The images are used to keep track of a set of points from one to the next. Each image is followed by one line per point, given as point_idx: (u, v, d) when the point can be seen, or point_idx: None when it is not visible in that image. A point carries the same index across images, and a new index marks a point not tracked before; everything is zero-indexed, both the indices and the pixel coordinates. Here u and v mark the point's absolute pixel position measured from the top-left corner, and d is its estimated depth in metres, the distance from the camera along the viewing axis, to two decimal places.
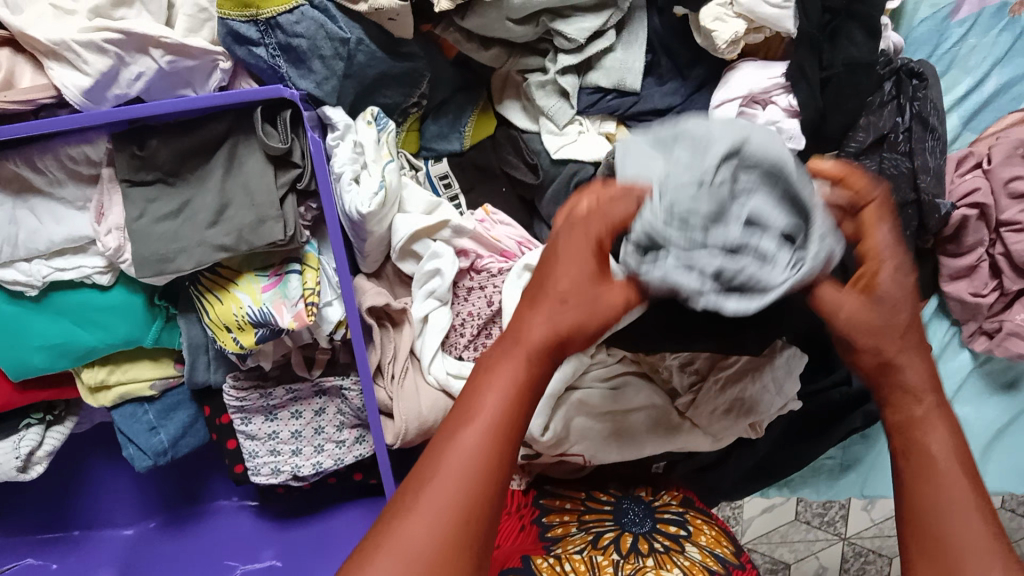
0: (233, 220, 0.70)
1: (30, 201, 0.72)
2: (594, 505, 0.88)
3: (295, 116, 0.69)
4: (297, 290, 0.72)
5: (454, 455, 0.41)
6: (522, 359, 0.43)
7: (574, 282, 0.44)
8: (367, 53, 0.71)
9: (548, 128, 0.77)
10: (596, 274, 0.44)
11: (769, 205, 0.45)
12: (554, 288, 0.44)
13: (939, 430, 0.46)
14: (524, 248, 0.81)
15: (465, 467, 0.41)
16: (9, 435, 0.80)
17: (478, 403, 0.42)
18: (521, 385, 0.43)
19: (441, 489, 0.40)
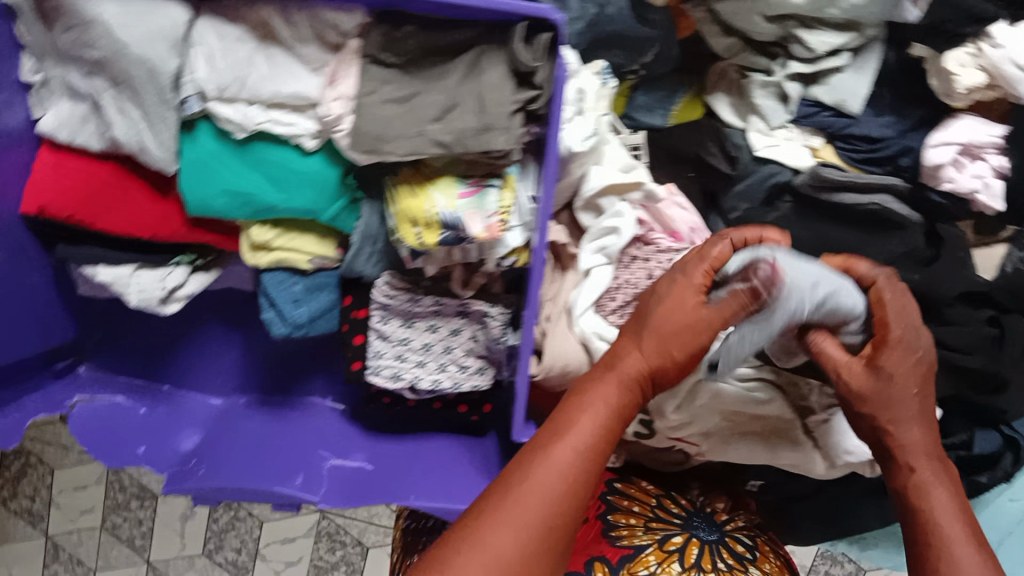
0: (456, 121, 0.72)
1: (268, 49, 0.73)
2: (663, 514, 0.86)
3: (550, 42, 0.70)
4: (494, 204, 0.75)
5: (559, 455, 0.60)
6: (617, 389, 0.65)
7: (679, 324, 0.65)
8: (618, 7, 0.75)
9: (758, 127, 0.79)
10: (693, 309, 0.65)
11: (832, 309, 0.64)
12: (653, 329, 0.66)
13: (936, 492, 0.64)
14: (695, 234, 0.83)
15: (568, 462, 0.59)
16: (158, 267, 0.81)
17: (571, 426, 0.62)
18: (608, 412, 0.63)
19: (541, 480, 0.58)
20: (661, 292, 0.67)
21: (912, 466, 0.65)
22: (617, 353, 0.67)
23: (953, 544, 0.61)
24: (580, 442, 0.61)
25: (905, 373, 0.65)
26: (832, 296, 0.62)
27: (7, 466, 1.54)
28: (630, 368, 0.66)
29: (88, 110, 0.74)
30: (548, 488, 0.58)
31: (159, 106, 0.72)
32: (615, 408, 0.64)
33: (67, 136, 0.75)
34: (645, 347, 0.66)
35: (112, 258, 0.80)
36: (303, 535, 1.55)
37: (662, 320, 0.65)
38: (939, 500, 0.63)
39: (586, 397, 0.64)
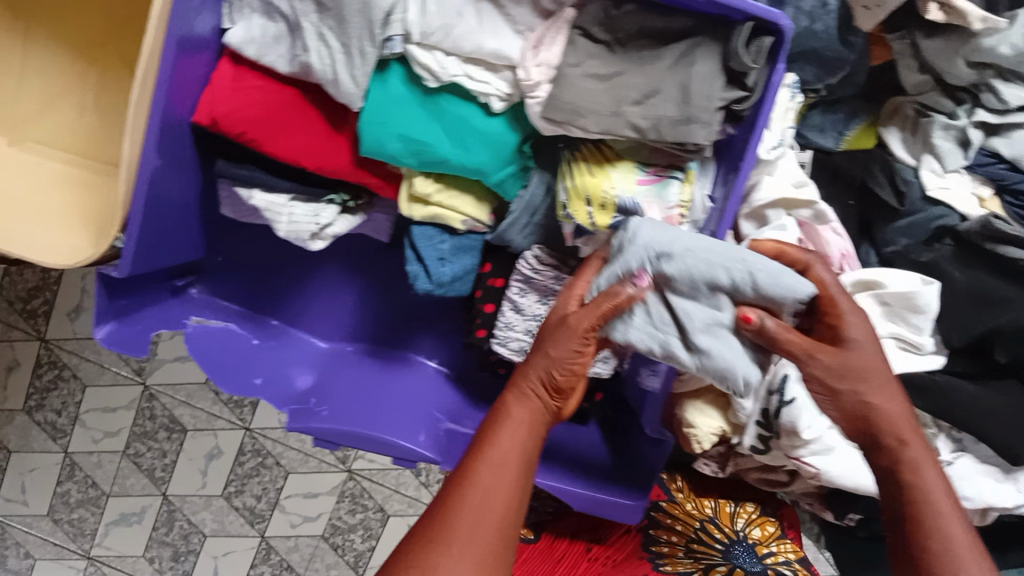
0: (657, 108, 0.71)
1: (481, 5, 0.73)
2: (706, 538, 0.94)
3: (770, 47, 0.70)
4: (675, 197, 0.75)
5: (493, 480, 0.65)
6: (523, 404, 0.70)
7: (555, 348, 0.69)
8: (825, 25, 0.75)
9: (931, 168, 0.80)
10: (562, 319, 0.70)
11: (697, 308, 0.66)
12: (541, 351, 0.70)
13: (927, 469, 0.66)
14: (844, 261, 0.82)
15: (506, 478, 0.65)
16: (312, 202, 0.80)
17: (489, 448, 0.67)
18: (525, 436, 0.69)
19: (475, 502, 0.64)
20: (549, 329, 0.71)
21: (905, 442, 0.67)
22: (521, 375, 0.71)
23: (939, 511, 0.65)
24: (504, 459, 0.67)
25: (867, 352, 0.67)
26: (669, 257, 0.65)
27: (38, 376, 1.50)
28: (534, 385, 0.70)
29: (285, 31, 0.73)
30: (483, 507, 0.64)
31: (363, 40, 0.71)
32: (530, 426, 0.70)
33: (254, 53, 0.73)
34: (536, 365, 0.70)
35: (271, 183, 0.78)
36: (327, 492, 1.51)
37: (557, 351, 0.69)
38: (928, 475, 0.66)
39: (503, 421, 0.69)
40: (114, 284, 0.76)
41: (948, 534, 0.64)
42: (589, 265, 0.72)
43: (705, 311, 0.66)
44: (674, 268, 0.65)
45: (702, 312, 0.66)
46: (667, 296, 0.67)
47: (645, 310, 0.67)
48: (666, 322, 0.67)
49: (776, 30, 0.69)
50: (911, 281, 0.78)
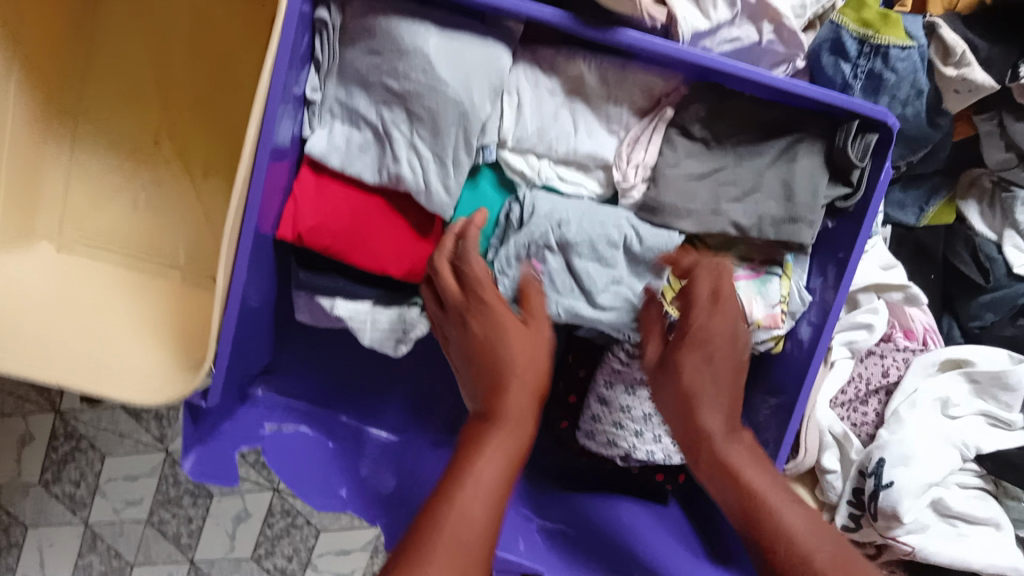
0: (759, 205, 0.68)
1: (574, 105, 0.71)
2: None
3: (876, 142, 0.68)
4: (776, 293, 0.73)
5: (470, 501, 0.52)
6: (516, 408, 0.58)
7: (538, 343, 0.61)
8: (917, 110, 0.73)
9: (1015, 243, 0.80)
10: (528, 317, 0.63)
11: (589, 265, 0.71)
12: (524, 342, 0.61)
13: (751, 467, 0.59)
14: (927, 335, 0.84)
15: (489, 495, 0.53)
16: (394, 306, 0.77)
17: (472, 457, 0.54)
18: (515, 441, 0.56)
19: (460, 523, 0.51)
20: (503, 321, 0.61)
21: (706, 436, 0.61)
22: (486, 398, 0.59)
23: (774, 512, 0.56)
24: (490, 468, 0.54)
25: (697, 357, 0.62)
26: (568, 224, 0.70)
27: (52, 448, 1.14)
28: (506, 410, 0.57)
29: (373, 140, 0.71)
30: (467, 525, 0.51)
31: (460, 148, 0.69)
32: (522, 432, 0.57)
33: (338, 163, 0.71)
34: (521, 357, 0.60)
35: (354, 292, 0.76)
36: (360, 548, 1.18)
37: (519, 357, 0.60)
38: (752, 469, 0.58)
39: (469, 453, 0.55)
40: (200, 412, 0.73)
41: (803, 547, 0.54)
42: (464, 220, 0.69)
43: (592, 255, 0.71)
44: (573, 231, 0.70)
45: (595, 267, 0.71)
46: (569, 259, 0.71)
47: (546, 267, 0.71)
48: (570, 284, 0.71)
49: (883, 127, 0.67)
50: (1001, 359, 0.80)
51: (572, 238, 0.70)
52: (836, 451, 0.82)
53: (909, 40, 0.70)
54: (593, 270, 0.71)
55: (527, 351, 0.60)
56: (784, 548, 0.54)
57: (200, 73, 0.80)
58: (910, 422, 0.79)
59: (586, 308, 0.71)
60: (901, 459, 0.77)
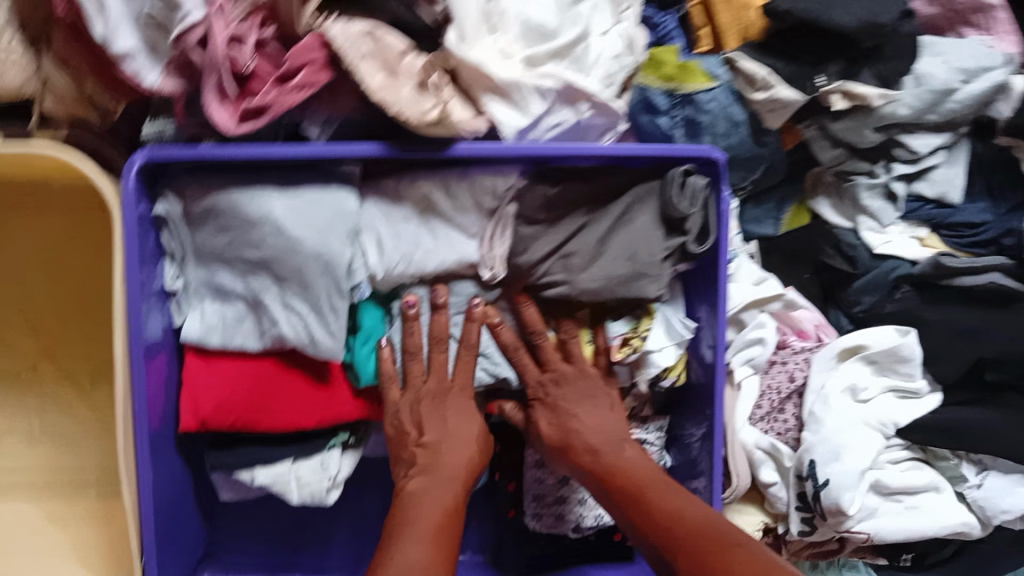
0: (606, 269, 0.74)
1: (430, 222, 0.72)
2: None
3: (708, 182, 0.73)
4: (619, 330, 0.77)
5: (416, 514, 0.65)
6: (448, 468, 0.71)
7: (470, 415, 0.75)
8: (741, 137, 0.78)
9: (869, 226, 0.85)
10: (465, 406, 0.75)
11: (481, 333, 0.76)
12: (465, 420, 0.75)
13: (631, 463, 0.72)
14: (820, 331, 0.87)
15: (437, 518, 0.65)
16: (313, 456, 0.77)
17: (410, 495, 0.68)
18: (453, 492, 0.69)
19: (414, 531, 0.63)
20: (447, 408, 0.74)
21: (597, 450, 0.74)
22: (427, 462, 0.72)
23: (645, 491, 0.68)
24: (430, 499, 0.67)
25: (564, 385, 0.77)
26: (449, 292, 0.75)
27: None
28: (443, 473, 0.71)
29: (246, 310, 0.71)
30: (419, 532, 0.63)
31: (334, 296, 0.69)
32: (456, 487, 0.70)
33: (219, 340, 0.71)
34: (457, 431, 0.74)
35: (271, 455, 0.76)
36: None
37: (463, 431, 0.74)
38: (634, 464, 0.72)
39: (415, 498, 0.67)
40: None
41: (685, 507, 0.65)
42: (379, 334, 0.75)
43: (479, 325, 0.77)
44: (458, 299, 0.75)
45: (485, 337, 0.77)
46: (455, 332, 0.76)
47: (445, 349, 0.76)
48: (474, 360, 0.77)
49: (717, 163, 0.72)
50: (890, 334, 0.83)
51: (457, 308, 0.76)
52: (771, 463, 0.85)
53: (710, 81, 0.75)
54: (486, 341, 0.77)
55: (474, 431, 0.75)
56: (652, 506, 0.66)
57: (56, 291, 0.78)
58: (826, 418, 0.82)
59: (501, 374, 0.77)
60: (833, 455, 0.81)
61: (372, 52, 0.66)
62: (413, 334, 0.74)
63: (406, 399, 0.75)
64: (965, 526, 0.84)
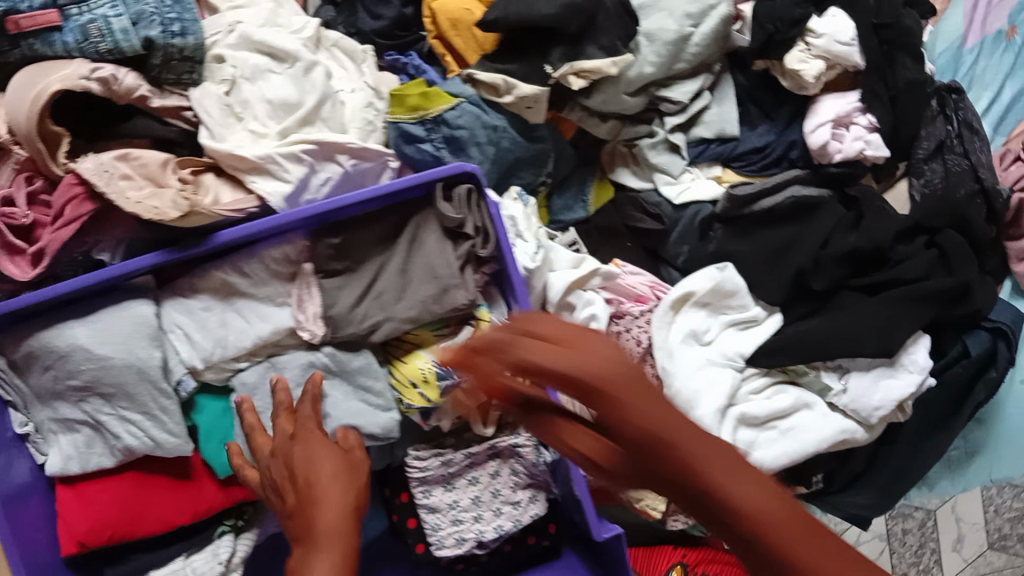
0: (415, 294, 0.78)
1: (236, 303, 0.79)
2: None
3: (470, 193, 0.79)
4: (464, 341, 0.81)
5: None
6: (322, 496, 0.56)
7: (310, 448, 0.61)
8: (510, 139, 0.84)
9: (665, 180, 0.89)
10: (331, 454, 0.60)
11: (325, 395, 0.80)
12: (311, 456, 0.60)
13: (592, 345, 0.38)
14: (657, 291, 0.91)
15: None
16: (207, 545, 0.82)
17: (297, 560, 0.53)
18: (329, 535, 0.53)
19: None
20: (298, 455, 0.61)
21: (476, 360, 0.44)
22: (301, 523, 0.55)
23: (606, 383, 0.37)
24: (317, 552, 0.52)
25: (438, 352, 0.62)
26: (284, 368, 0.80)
27: None
28: (318, 528, 0.54)
29: (91, 433, 0.76)
30: None
31: (158, 397, 0.75)
32: (326, 528, 0.54)
33: (79, 466, 0.76)
34: (320, 464, 0.59)
35: (161, 557, 0.81)
36: None
37: (322, 466, 0.58)
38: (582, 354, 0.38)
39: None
40: None
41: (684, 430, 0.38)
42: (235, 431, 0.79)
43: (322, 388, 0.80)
44: (293, 373, 0.80)
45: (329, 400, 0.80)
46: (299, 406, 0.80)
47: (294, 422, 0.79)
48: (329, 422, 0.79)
49: (471, 174, 0.77)
50: (710, 274, 0.86)
51: (295, 379, 0.80)
52: None
53: (454, 99, 0.82)
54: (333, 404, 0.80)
55: (335, 469, 0.58)
56: None
57: None
58: (677, 366, 0.85)
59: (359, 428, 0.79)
60: (687, 401, 0.83)
61: (130, 171, 0.73)
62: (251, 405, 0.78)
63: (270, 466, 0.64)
64: (849, 432, 0.84)
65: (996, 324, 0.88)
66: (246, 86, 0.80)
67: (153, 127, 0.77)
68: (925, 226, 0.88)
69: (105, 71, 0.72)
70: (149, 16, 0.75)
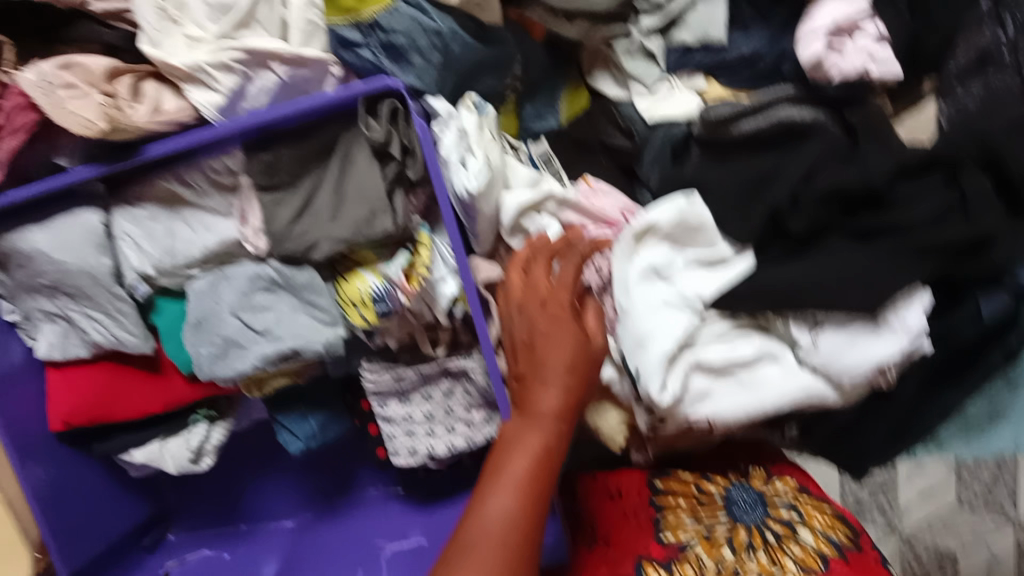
0: (349, 215, 0.77)
1: (183, 212, 0.82)
2: (706, 497, 0.93)
3: (394, 109, 0.76)
4: (398, 267, 0.80)
5: (519, 450, 0.72)
6: (569, 363, 0.74)
7: (560, 330, 0.74)
8: (461, 43, 0.77)
9: (640, 91, 0.84)
10: (564, 326, 0.75)
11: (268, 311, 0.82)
12: (537, 326, 0.75)
13: None
14: (626, 215, 0.86)
15: (532, 445, 0.72)
16: (181, 430, 0.90)
17: (530, 425, 0.73)
18: (568, 395, 0.74)
19: (530, 449, 0.72)
20: (546, 328, 0.75)
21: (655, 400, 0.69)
22: (537, 379, 0.74)
23: None
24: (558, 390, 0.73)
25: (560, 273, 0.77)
26: (230, 281, 0.81)
27: None
28: (551, 369, 0.73)
29: (66, 327, 0.83)
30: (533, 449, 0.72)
31: (113, 300, 0.81)
32: (571, 389, 0.74)
33: (60, 355, 0.83)
34: (552, 344, 0.74)
35: (141, 438, 0.89)
36: None
37: (557, 356, 0.74)
38: None
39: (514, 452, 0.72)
40: None
41: None
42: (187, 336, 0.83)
43: (265, 304, 0.82)
44: (239, 288, 0.81)
45: (272, 316, 0.82)
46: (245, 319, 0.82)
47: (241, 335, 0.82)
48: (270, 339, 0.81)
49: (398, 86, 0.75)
50: (675, 202, 0.78)
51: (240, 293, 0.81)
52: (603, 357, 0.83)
53: (392, 0, 0.76)
54: (275, 320, 0.82)
55: (564, 359, 0.73)
56: None
57: None
58: (633, 300, 0.78)
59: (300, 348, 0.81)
60: (636, 341, 0.77)
61: (70, 79, 0.73)
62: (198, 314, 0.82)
63: (528, 326, 0.76)
64: (806, 392, 0.78)
65: (1022, 283, 0.75)
66: None
67: (96, 31, 0.78)
68: (943, 159, 0.74)
69: None
70: None
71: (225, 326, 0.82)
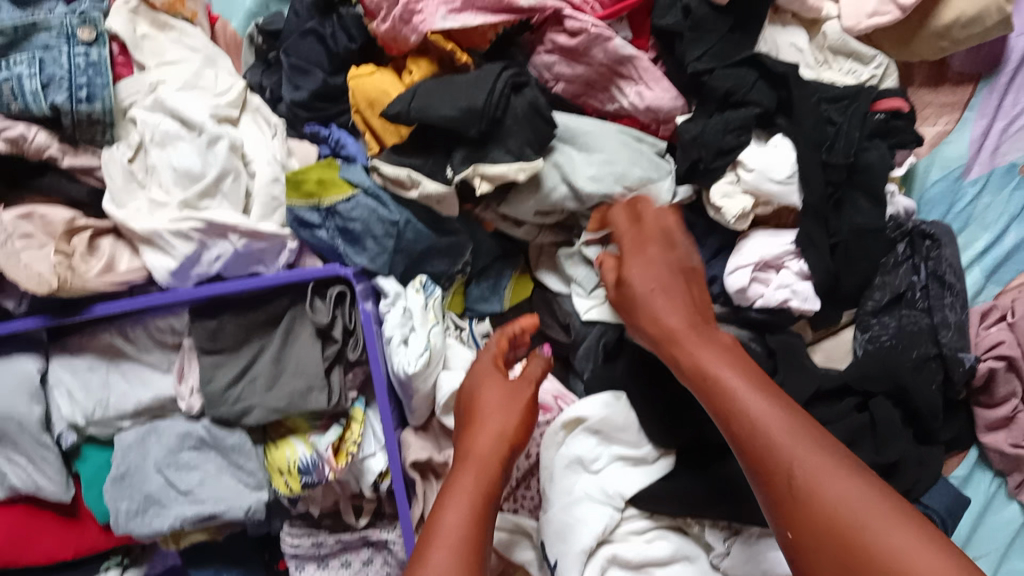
0: (286, 386, 0.79)
1: (121, 365, 0.83)
2: None
3: (343, 294, 0.80)
4: (326, 442, 0.81)
5: (461, 481, 0.60)
6: (501, 408, 0.67)
7: (489, 376, 0.70)
8: (415, 231, 0.81)
9: (578, 292, 0.87)
10: (506, 385, 0.69)
11: (195, 470, 0.82)
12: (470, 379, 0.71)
13: (822, 471, 0.51)
14: (560, 401, 0.88)
15: (473, 483, 0.60)
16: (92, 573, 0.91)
17: (473, 453, 0.63)
18: (501, 436, 0.65)
19: (469, 488, 0.60)
20: (478, 379, 0.70)
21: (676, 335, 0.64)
22: (467, 429, 0.67)
23: (793, 467, 0.52)
24: (490, 428, 0.65)
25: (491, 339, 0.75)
26: (160, 435, 0.82)
27: None
28: (485, 418, 0.66)
29: None
30: (470, 491, 0.60)
31: (38, 447, 0.81)
32: (503, 424, 0.66)
33: None
34: (490, 390, 0.69)
35: None
36: None
37: (487, 403, 0.68)
38: (760, 407, 0.56)
39: (449, 502, 0.58)
40: None
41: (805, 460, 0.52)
42: (111, 482, 0.82)
43: (190, 462, 0.82)
44: (167, 444, 0.82)
45: (197, 475, 0.82)
46: (169, 474, 0.82)
47: (163, 492, 0.82)
48: (193, 497, 0.82)
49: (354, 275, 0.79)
50: (602, 400, 0.81)
51: (168, 449, 0.82)
52: (524, 542, 0.84)
53: (352, 189, 0.80)
54: (201, 479, 0.82)
55: (496, 399, 0.68)
56: (784, 470, 0.53)
57: None
58: (555, 493, 0.80)
59: (220, 511, 0.81)
60: (556, 535, 0.78)
61: (29, 231, 0.76)
62: (124, 463, 0.82)
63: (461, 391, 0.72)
64: None
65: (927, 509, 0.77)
66: (153, 151, 0.80)
67: (63, 185, 0.80)
68: (857, 389, 0.77)
69: (11, 131, 0.75)
70: (59, 79, 0.76)
71: (149, 483, 0.81)
